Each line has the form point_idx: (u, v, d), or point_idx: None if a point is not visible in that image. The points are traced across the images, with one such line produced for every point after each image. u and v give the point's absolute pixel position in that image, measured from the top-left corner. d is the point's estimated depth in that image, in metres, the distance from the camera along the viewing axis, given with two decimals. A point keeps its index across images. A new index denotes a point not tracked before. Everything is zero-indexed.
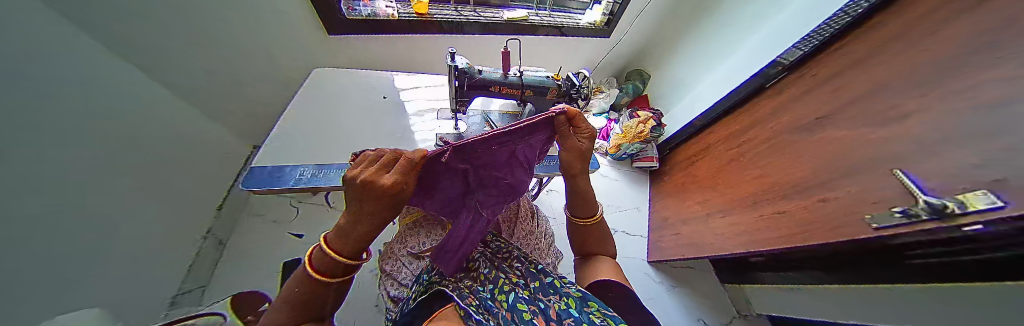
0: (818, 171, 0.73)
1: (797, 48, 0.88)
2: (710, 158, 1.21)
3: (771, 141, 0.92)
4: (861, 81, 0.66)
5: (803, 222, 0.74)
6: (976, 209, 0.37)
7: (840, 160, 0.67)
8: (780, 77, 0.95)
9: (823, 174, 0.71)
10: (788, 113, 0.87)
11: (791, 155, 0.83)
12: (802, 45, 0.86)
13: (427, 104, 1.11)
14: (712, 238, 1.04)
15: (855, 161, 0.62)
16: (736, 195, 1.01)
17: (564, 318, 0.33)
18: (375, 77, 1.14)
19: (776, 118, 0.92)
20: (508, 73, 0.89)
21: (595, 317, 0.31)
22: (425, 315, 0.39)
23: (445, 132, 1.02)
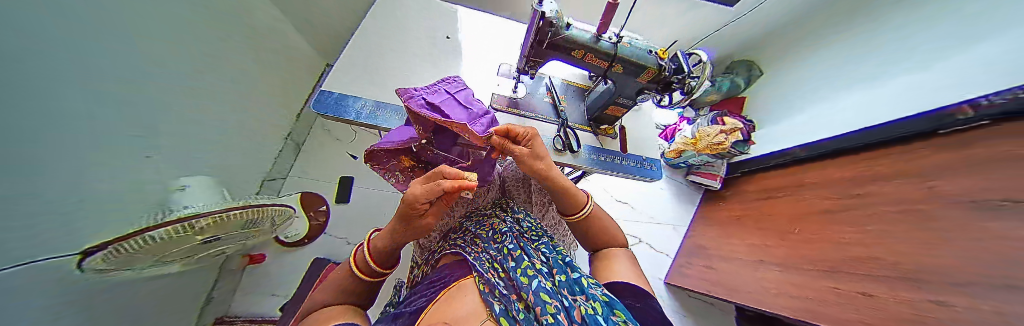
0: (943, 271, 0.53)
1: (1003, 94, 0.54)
2: (793, 199, 0.97)
3: (899, 210, 0.67)
4: None
5: (889, 316, 0.57)
6: None
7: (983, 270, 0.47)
8: (966, 127, 0.59)
9: (949, 278, 0.51)
10: (945, 183, 0.60)
11: (913, 239, 0.60)
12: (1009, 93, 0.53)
13: (490, 56, 0.91)
14: (750, 285, 0.92)
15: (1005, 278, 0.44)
16: (804, 253, 0.83)
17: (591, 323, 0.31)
18: (442, 9, 0.94)
19: (923, 182, 0.65)
20: (603, 35, 0.63)
21: None
22: (449, 281, 0.42)
23: (501, 94, 0.81)
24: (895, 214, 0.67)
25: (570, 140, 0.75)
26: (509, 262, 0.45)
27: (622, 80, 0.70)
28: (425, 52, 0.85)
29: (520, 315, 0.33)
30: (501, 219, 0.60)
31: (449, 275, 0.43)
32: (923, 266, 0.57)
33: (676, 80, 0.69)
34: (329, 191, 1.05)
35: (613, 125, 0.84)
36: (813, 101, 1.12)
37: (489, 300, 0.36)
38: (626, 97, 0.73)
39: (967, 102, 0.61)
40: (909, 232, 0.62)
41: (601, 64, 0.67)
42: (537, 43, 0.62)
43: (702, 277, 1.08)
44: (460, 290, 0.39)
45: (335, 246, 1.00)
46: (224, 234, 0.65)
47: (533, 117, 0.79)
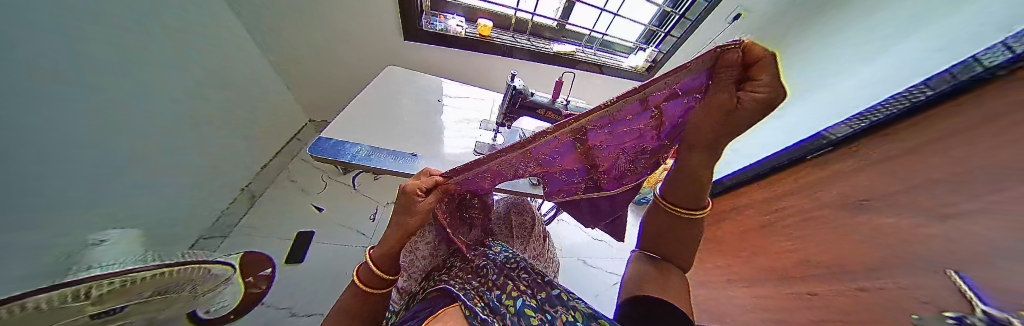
0: (868, 257, 0.64)
1: (845, 126, 0.81)
2: (739, 222, 1.15)
3: (812, 215, 0.84)
4: (931, 159, 0.59)
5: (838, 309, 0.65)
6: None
7: (896, 250, 0.59)
8: (821, 153, 0.89)
9: (872, 261, 0.63)
10: (832, 190, 0.81)
11: (833, 235, 0.75)
12: (852, 123, 0.80)
13: (471, 113, 1.02)
14: (730, 309, 0.96)
15: (914, 254, 0.56)
16: (763, 268, 0.93)
17: None
18: (431, 79, 1.10)
19: (818, 192, 0.85)
20: (556, 99, 0.81)
21: None
22: (427, 316, 0.39)
23: (484, 142, 0.90)
24: (810, 220, 0.84)
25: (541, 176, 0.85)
26: (491, 291, 0.45)
27: None
28: (420, 111, 0.92)
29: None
30: (482, 252, 0.60)
31: (430, 310, 0.41)
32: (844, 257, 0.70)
33: None
34: (281, 247, 0.92)
35: None
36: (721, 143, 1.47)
37: (473, 323, 0.36)
38: None
39: (818, 136, 0.90)
40: (826, 233, 0.77)
41: (558, 118, 0.82)
42: (511, 104, 0.79)
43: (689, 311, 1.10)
44: (441, 320, 0.37)
45: (275, 318, 0.79)
46: (133, 303, 0.50)
47: None
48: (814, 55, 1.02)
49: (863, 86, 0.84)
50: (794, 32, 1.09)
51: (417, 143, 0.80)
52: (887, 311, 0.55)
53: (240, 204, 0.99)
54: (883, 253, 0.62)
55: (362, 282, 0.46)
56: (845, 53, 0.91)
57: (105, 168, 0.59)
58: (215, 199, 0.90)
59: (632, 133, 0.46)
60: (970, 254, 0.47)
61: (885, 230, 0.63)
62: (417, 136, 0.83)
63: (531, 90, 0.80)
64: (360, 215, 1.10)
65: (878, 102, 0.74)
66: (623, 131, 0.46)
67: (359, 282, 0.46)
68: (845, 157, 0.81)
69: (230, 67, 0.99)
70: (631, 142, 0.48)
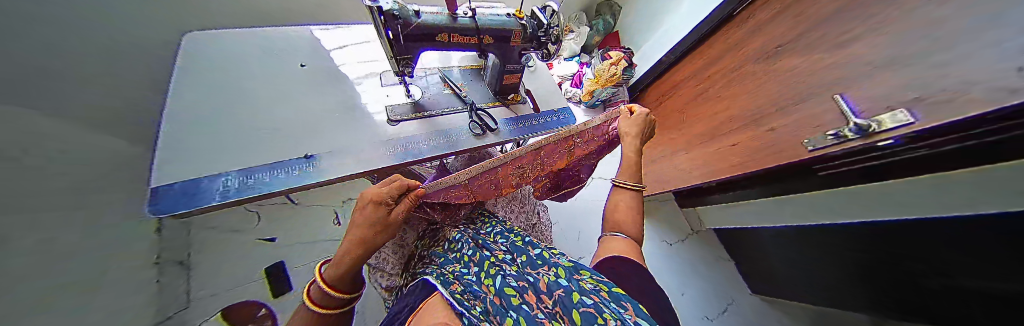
0: (774, 100, 0.73)
1: None
2: (678, 97, 1.21)
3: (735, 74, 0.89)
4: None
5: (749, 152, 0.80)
6: (888, 127, 0.43)
7: (795, 88, 0.67)
8: (745, 6, 0.87)
9: (775, 103, 0.72)
10: (756, 41, 0.82)
11: (748, 87, 0.83)
12: None
13: (363, 67, 0.73)
14: (675, 174, 1.15)
15: (808, 88, 0.63)
16: (697, 133, 1.05)
17: (556, 289, 0.29)
18: (279, 36, 0.72)
19: (744, 48, 0.87)
20: (456, 11, 0.57)
21: (586, 285, 0.29)
22: (411, 310, 0.32)
23: (396, 103, 0.68)
24: (734, 79, 0.89)
25: (485, 121, 0.70)
26: (472, 267, 0.37)
27: (503, 50, 0.66)
28: (287, 89, 0.63)
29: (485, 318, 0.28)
30: (453, 227, 0.50)
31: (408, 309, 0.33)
32: (756, 107, 0.79)
33: (542, 34, 0.66)
34: (259, 288, 0.88)
35: (518, 91, 0.79)
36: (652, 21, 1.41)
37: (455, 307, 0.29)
38: (513, 62, 0.69)
39: None
40: (743, 88, 0.85)
41: (471, 41, 0.61)
42: (395, 39, 0.52)
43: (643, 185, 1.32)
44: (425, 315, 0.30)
45: None
46: None
47: (439, 114, 0.70)
48: None
49: None
50: None
51: (310, 138, 0.57)
52: (790, 140, 0.67)
53: None
54: (783, 92, 0.70)
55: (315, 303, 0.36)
56: None
57: None
58: None
59: (591, 148, 0.67)
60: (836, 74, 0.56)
61: (784, 74, 0.71)
62: (303, 127, 0.58)
63: (412, 7, 0.53)
64: None
65: None
66: (579, 150, 0.66)
67: (309, 303, 0.36)
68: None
69: None
70: (579, 159, 0.68)
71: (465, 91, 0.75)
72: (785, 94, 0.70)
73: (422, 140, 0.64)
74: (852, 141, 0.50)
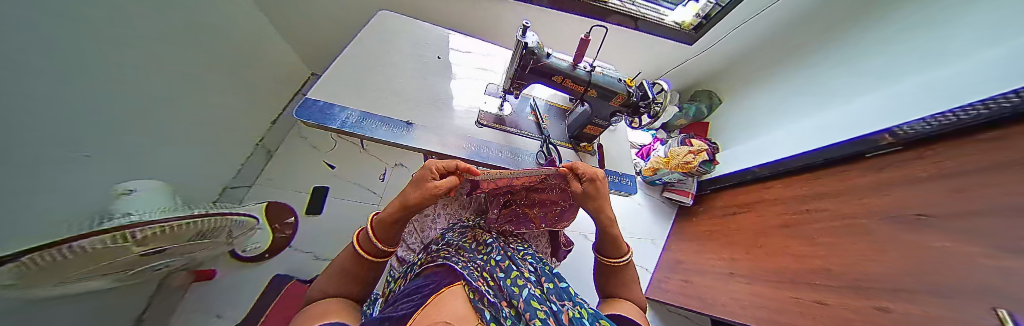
0: (895, 274, 0.59)
1: (920, 124, 0.68)
2: (757, 215, 1.06)
3: (848, 222, 0.75)
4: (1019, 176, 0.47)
5: (839, 322, 0.64)
6: None
7: (930, 273, 0.53)
8: (885, 152, 0.75)
9: (898, 280, 0.58)
10: (884, 198, 0.69)
11: (862, 246, 0.68)
12: (927, 121, 0.67)
13: (474, 71, 0.87)
14: (723, 299, 0.97)
15: (949, 281, 0.50)
16: (769, 265, 0.90)
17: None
18: (430, 29, 0.91)
19: (865, 198, 0.74)
20: (578, 63, 0.64)
21: None
22: (435, 289, 0.34)
23: (488, 111, 0.77)
24: (846, 229, 0.74)
25: (552, 155, 0.73)
26: (498, 272, 0.37)
27: (596, 104, 0.69)
28: (418, 68, 0.78)
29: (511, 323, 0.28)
30: (486, 233, 0.51)
31: (432, 285, 0.35)
32: (867, 273, 0.64)
33: (642, 105, 0.69)
34: (300, 201, 1.02)
35: (591, 142, 0.82)
36: (754, 128, 1.34)
37: (478, 305, 0.30)
38: (602, 118, 0.71)
39: (888, 131, 0.76)
40: (853, 243, 0.70)
41: (576, 88, 0.66)
42: (521, 68, 0.62)
43: (679, 291, 1.14)
44: (447, 297, 0.31)
45: (300, 261, 0.93)
46: (177, 244, 0.60)
47: (518, 134, 0.76)
48: (892, 44, 0.92)
49: (943, 84, 0.74)
50: (869, 21, 0.99)
51: (415, 109, 0.68)
52: None
53: (260, 156, 1.03)
54: (911, 273, 0.56)
55: (359, 246, 0.45)
56: (909, 59, 0.87)
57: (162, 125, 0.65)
58: (238, 153, 0.93)
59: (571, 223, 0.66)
60: (1002, 281, 0.43)
61: (922, 250, 0.56)
62: (415, 98, 0.70)
63: (547, 49, 0.62)
64: (371, 174, 1.16)
65: (960, 106, 0.62)
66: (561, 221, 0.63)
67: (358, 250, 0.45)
68: (920, 157, 0.67)
69: (244, 13, 0.93)
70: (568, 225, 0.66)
71: (547, 123, 0.81)
72: (917, 276, 0.55)
73: (494, 147, 0.70)
74: None
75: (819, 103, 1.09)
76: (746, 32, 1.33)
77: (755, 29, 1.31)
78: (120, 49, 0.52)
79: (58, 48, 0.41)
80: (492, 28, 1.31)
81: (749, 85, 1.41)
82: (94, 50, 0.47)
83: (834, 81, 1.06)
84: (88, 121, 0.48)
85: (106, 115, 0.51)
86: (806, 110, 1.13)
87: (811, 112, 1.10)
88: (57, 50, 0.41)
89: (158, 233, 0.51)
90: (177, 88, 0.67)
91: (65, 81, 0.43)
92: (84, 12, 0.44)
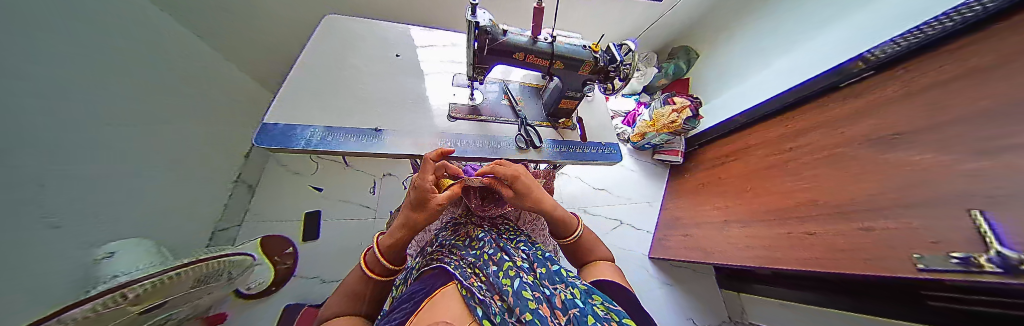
0: (876, 194, 0.61)
1: (891, 44, 0.68)
2: (744, 161, 1.09)
3: (828, 152, 0.77)
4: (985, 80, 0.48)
5: (830, 247, 0.67)
6: None
7: (907, 188, 0.56)
8: (859, 80, 0.77)
9: (879, 199, 0.60)
10: (861, 122, 0.70)
11: (843, 173, 0.71)
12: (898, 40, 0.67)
13: (440, 64, 0.83)
14: (722, 245, 1.01)
15: (924, 192, 0.52)
16: (761, 206, 0.93)
17: (570, 308, 0.28)
18: (385, 28, 0.86)
19: (843, 126, 0.75)
20: (537, 36, 0.62)
21: (598, 312, 0.29)
22: (427, 293, 0.34)
23: (460, 103, 0.75)
24: (827, 159, 0.77)
25: (532, 138, 0.72)
26: (491, 266, 0.38)
27: (566, 76, 0.68)
28: (379, 71, 0.74)
29: (501, 319, 0.28)
30: (478, 227, 0.52)
31: (428, 288, 0.35)
32: (851, 198, 0.67)
33: (612, 69, 0.67)
34: (294, 228, 1.00)
35: (570, 117, 0.81)
36: (732, 74, 1.33)
37: (471, 304, 0.31)
38: (574, 89, 0.71)
39: (860, 57, 0.76)
40: (835, 171, 0.73)
41: (542, 63, 0.65)
42: (479, 50, 0.59)
43: (681, 246, 1.19)
44: (439, 302, 0.32)
45: (309, 286, 0.93)
46: (177, 295, 0.59)
47: (494, 121, 0.75)
48: None
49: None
50: None
51: (384, 115, 0.66)
52: (897, 249, 0.54)
53: (242, 192, 1.00)
54: (890, 190, 0.59)
55: (366, 266, 0.45)
56: None
57: (130, 180, 0.62)
58: (219, 192, 0.90)
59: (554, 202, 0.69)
60: (972, 184, 0.45)
61: (899, 166, 0.58)
62: (382, 104, 0.68)
63: (502, 26, 0.60)
64: (361, 188, 1.14)
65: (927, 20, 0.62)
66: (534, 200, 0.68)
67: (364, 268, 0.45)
68: (892, 77, 0.68)
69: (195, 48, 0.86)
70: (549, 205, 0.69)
71: (522, 106, 0.79)
72: (896, 191, 0.57)
73: (472, 139, 0.69)
74: (987, 274, 0.39)
75: (791, 40, 1.08)
76: None
77: None
78: (75, 108, 0.49)
79: (20, 121, 0.40)
80: (446, 12, 1.23)
81: (721, 32, 1.39)
82: (47, 115, 0.45)
83: (803, 12, 1.05)
84: (46, 169, 0.43)
85: (67, 179, 0.48)
86: (778, 49, 1.13)
87: (786, 47, 1.10)
88: (1, 120, 0.38)
89: (155, 286, 0.51)
90: (138, 140, 0.64)
91: (31, 153, 0.41)
92: (24, 76, 0.42)
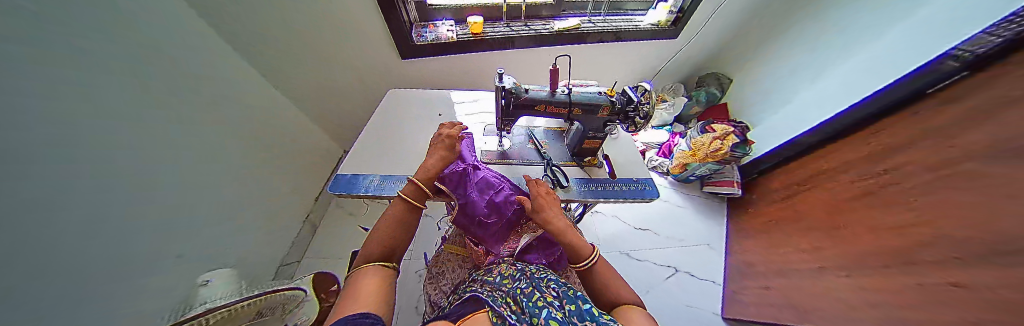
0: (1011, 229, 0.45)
1: (988, 35, 0.57)
2: (823, 191, 0.91)
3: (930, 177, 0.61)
4: None
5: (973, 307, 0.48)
6: None
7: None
8: (955, 80, 0.63)
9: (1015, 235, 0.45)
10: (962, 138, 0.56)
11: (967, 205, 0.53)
12: (997, 29, 0.55)
13: (475, 117, 0.96)
14: (821, 304, 0.77)
15: None
16: (858, 248, 0.73)
17: None
18: (432, 94, 1.05)
19: (939, 143, 0.60)
20: (556, 89, 0.68)
21: None
22: (459, 317, 0.34)
23: (488, 149, 0.82)
24: (932, 183, 0.59)
25: (558, 176, 0.74)
26: (520, 296, 0.38)
27: (585, 120, 0.71)
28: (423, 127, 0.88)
29: None
30: (510, 263, 0.52)
31: (456, 315, 0.36)
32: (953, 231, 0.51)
33: (631, 109, 0.69)
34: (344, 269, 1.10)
35: (596, 154, 0.81)
36: (789, 91, 1.24)
37: None
38: (596, 129, 0.73)
39: (950, 54, 0.64)
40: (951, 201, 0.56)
41: (562, 111, 0.70)
42: (505, 106, 0.68)
43: (762, 303, 0.94)
44: (471, 323, 0.32)
45: None
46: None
47: (521, 163, 0.79)
48: None
49: None
50: None
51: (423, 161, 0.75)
52: None
53: (308, 232, 1.17)
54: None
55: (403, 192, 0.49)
56: None
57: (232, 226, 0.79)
58: (291, 232, 1.08)
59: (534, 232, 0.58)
60: None
61: (1009, 184, 0.45)
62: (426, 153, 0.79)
63: (524, 85, 0.68)
64: None
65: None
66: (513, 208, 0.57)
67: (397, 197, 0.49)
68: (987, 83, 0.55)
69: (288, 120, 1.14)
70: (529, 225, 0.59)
71: (546, 148, 0.83)
72: (1019, 220, 0.43)
73: None
74: None
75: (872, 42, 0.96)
76: (722, 18, 1.31)
77: (730, 15, 1.29)
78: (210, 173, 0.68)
79: None
80: (477, 78, 1.40)
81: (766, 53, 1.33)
82: None
83: (872, 12, 0.95)
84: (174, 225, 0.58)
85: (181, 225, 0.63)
86: (849, 52, 1.03)
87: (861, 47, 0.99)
88: None
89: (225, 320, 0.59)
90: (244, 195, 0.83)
91: None
92: None
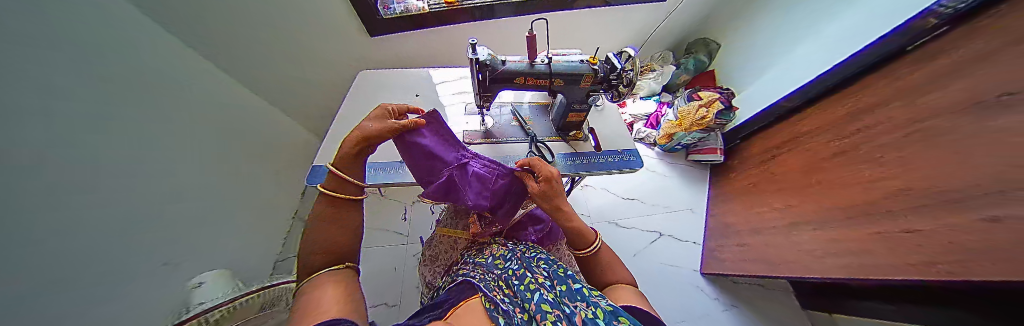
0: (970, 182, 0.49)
1: None
2: (799, 152, 0.95)
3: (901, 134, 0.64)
4: None
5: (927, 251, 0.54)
6: None
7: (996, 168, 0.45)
8: (935, 36, 0.63)
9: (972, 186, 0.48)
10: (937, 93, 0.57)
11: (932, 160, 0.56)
12: None
13: (455, 96, 0.91)
14: (791, 256, 0.85)
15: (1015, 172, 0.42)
16: (828, 204, 0.79)
17: None
18: (408, 73, 0.98)
19: (914, 101, 0.62)
20: (534, 60, 0.64)
21: None
22: (453, 304, 0.35)
23: (471, 129, 0.80)
24: (903, 140, 0.62)
25: (543, 152, 0.73)
26: (513, 280, 0.39)
27: (568, 91, 0.69)
28: None
29: None
30: (501, 244, 0.53)
31: (451, 302, 0.36)
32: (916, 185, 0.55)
33: (614, 77, 0.67)
34: None
35: (581, 128, 0.80)
36: (775, 54, 1.22)
37: (491, 314, 0.31)
38: (579, 101, 0.71)
39: (928, 11, 0.63)
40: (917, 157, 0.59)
41: (543, 83, 0.67)
42: (482, 81, 0.64)
43: (738, 258, 1.03)
44: (464, 311, 0.32)
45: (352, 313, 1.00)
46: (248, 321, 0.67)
47: (505, 142, 0.77)
48: None
49: None
50: None
51: None
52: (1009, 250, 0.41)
53: (298, 226, 1.15)
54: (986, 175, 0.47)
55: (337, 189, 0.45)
56: None
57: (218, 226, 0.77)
58: (280, 227, 1.06)
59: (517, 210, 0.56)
60: None
61: (983, 137, 0.47)
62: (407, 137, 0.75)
63: (501, 56, 0.64)
64: (393, 217, 1.23)
65: None
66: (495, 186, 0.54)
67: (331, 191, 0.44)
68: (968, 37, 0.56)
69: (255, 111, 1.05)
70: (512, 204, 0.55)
71: (531, 124, 0.81)
72: (988, 173, 0.45)
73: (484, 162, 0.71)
74: None
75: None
76: None
77: None
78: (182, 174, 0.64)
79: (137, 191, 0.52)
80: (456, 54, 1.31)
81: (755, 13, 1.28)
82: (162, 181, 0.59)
83: None
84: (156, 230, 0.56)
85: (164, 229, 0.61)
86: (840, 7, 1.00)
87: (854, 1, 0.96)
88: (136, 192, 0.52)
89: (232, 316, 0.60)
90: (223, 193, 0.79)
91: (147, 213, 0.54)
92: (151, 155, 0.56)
